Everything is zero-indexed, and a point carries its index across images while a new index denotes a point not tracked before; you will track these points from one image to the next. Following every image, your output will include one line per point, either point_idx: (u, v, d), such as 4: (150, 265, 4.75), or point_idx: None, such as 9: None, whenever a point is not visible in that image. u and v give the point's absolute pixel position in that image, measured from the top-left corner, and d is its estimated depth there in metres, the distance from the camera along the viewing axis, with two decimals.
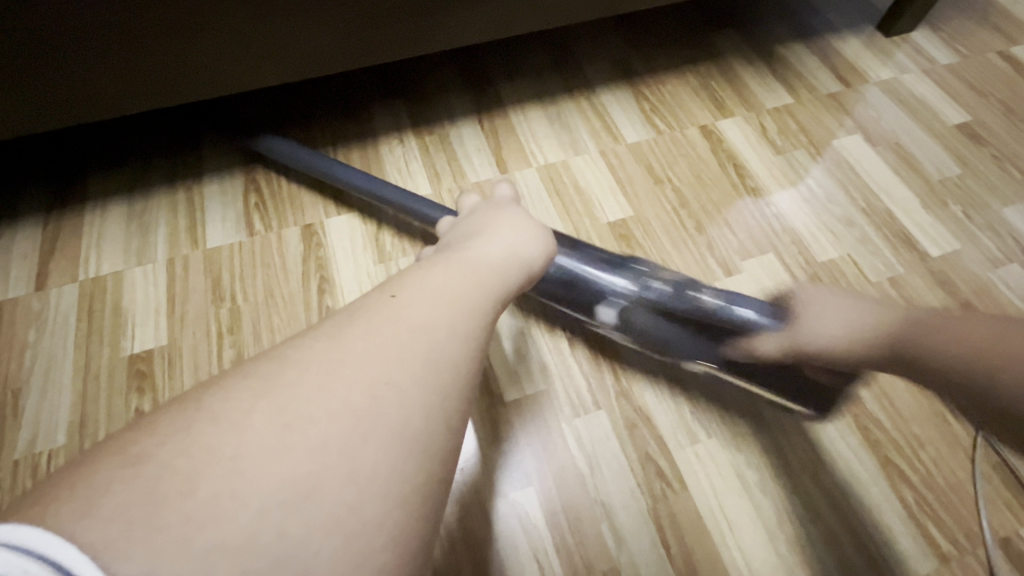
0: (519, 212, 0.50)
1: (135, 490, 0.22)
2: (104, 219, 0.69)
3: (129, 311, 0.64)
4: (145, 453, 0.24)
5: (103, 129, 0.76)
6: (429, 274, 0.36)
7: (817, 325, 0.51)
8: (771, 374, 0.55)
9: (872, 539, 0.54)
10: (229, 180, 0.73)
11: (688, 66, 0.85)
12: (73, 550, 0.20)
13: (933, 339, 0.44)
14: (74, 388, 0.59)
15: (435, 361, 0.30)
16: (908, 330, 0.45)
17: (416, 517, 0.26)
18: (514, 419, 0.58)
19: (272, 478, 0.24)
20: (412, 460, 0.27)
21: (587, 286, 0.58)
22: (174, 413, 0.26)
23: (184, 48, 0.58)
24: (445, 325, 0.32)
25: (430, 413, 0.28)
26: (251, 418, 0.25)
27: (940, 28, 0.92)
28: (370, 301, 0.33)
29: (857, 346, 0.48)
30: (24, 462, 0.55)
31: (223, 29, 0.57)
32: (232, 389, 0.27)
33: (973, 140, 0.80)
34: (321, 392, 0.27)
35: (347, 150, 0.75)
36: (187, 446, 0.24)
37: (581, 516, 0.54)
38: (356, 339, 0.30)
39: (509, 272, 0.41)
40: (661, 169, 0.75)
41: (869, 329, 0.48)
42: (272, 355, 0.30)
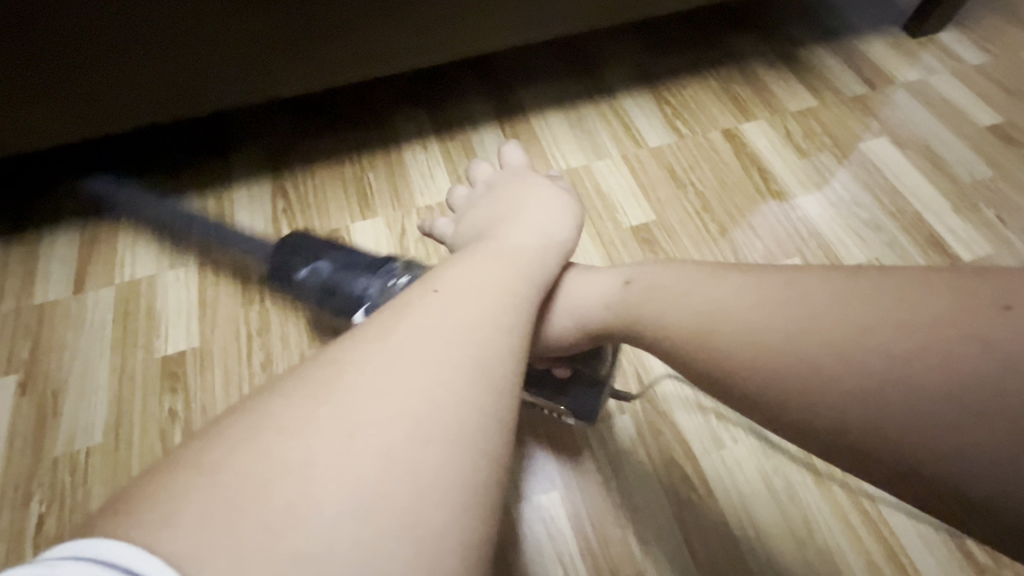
0: (546, 188, 0.50)
1: (211, 501, 0.23)
2: (138, 224, 0.72)
3: (162, 313, 0.65)
4: (212, 462, 0.25)
5: (137, 136, 0.78)
6: (469, 270, 0.36)
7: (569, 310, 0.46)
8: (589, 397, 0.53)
9: (905, 549, 0.53)
10: (257, 186, 0.75)
11: (709, 70, 0.85)
12: (160, 563, 0.21)
13: (699, 309, 0.38)
14: (111, 389, 0.61)
15: (484, 361, 0.30)
16: (681, 295, 0.40)
17: (480, 517, 0.26)
18: (538, 422, 0.59)
19: (341, 484, 0.24)
20: (471, 462, 0.27)
21: None
22: (237, 420, 0.27)
23: (213, 55, 0.60)
24: (491, 323, 0.32)
25: (484, 414, 0.29)
26: (315, 424, 0.26)
27: (968, 28, 0.91)
28: (413, 298, 0.34)
29: (587, 323, 0.45)
30: (64, 460, 0.57)
31: (251, 36, 0.59)
32: (289, 395, 0.28)
33: (1006, 141, 0.78)
34: (379, 396, 0.27)
35: (371, 156, 0.77)
36: (256, 454, 0.25)
37: (606, 522, 0.54)
38: (406, 341, 0.30)
39: (546, 262, 0.41)
40: (684, 173, 0.75)
41: (596, 306, 0.44)
42: (325, 358, 0.30)
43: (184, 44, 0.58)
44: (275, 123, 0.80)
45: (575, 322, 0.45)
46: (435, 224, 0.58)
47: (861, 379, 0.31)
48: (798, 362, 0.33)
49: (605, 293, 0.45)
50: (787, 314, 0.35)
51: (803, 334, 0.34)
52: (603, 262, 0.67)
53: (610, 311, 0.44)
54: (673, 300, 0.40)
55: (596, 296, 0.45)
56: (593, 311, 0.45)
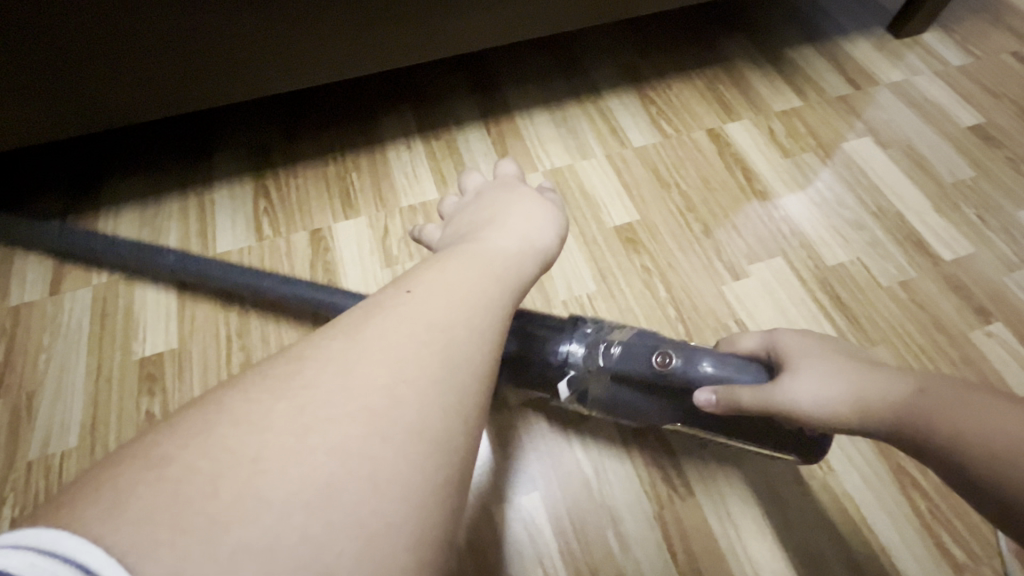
0: (531, 196, 0.50)
1: (158, 492, 0.23)
2: (117, 223, 0.71)
3: (139, 314, 0.65)
4: (166, 455, 0.24)
5: (117, 136, 0.77)
6: (443, 270, 0.36)
7: (814, 388, 0.40)
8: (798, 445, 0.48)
9: (884, 550, 0.53)
10: (239, 187, 0.74)
11: (694, 70, 0.85)
12: (99, 552, 0.20)
13: (997, 432, 0.31)
14: (87, 391, 0.60)
15: (451, 361, 0.30)
16: (963, 411, 0.33)
17: (437, 516, 0.26)
18: (520, 425, 0.58)
19: (294, 479, 0.24)
20: (431, 461, 0.27)
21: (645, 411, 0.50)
22: (190, 415, 0.27)
23: (193, 53, 0.59)
24: (461, 323, 0.32)
25: (448, 412, 0.28)
26: (271, 419, 0.26)
27: (952, 30, 0.91)
28: (386, 297, 0.33)
29: (859, 410, 0.37)
30: (38, 464, 0.56)
31: (231, 35, 0.58)
32: (250, 390, 0.28)
33: (986, 141, 0.79)
34: (339, 393, 0.27)
35: (355, 155, 0.76)
36: (209, 447, 0.25)
37: (586, 523, 0.54)
38: (373, 338, 0.30)
39: (525, 264, 0.41)
40: (669, 173, 0.74)
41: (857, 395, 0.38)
42: (289, 355, 0.30)
43: (162, 44, 0.57)
44: (258, 121, 0.79)
45: (847, 407, 0.38)
46: (424, 229, 0.56)
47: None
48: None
49: (890, 394, 0.36)
50: None
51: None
52: (587, 262, 0.67)
53: (883, 415, 0.36)
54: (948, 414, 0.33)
55: (868, 384, 0.38)
56: (872, 400, 0.37)
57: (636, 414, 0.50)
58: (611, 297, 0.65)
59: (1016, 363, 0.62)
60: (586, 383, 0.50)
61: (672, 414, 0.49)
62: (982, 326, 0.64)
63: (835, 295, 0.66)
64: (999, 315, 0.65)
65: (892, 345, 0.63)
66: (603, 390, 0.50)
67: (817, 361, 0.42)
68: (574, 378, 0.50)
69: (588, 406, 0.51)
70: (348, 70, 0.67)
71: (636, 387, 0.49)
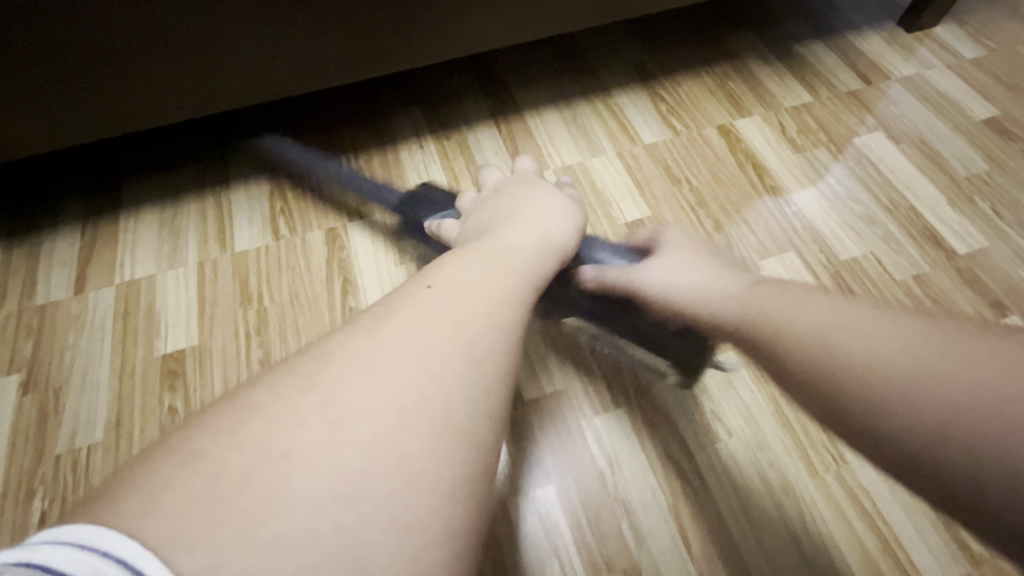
0: (548, 193, 0.51)
1: (192, 485, 0.24)
2: (138, 225, 0.72)
3: (161, 312, 0.66)
4: (199, 450, 0.25)
5: (136, 139, 0.79)
6: (462, 266, 0.37)
7: (666, 280, 0.50)
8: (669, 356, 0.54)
9: (900, 543, 0.53)
10: (255, 187, 0.75)
11: (703, 67, 0.85)
12: (135, 545, 0.21)
13: (778, 310, 0.40)
14: (111, 388, 0.61)
15: (474, 357, 0.31)
16: (833, 329, 0.36)
17: (464, 511, 0.27)
18: (534, 419, 0.59)
19: (325, 473, 0.25)
20: (457, 457, 0.27)
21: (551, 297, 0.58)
22: (221, 411, 0.28)
23: (206, 61, 0.60)
24: (483, 320, 0.33)
25: (473, 408, 0.29)
26: (300, 416, 0.27)
27: (965, 23, 0.90)
28: (408, 293, 0.34)
29: (687, 300, 0.47)
30: (66, 458, 0.58)
31: (241, 43, 0.60)
32: (277, 386, 0.29)
33: (1001, 134, 0.78)
34: (365, 388, 0.28)
35: (368, 156, 0.77)
36: (240, 442, 0.25)
37: (601, 516, 0.54)
38: (396, 334, 0.31)
39: (543, 261, 0.41)
40: (679, 170, 0.75)
41: (686, 288, 0.48)
42: (316, 352, 0.31)
43: (174, 53, 0.58)
44: (272, 123, 0.80)
45: (675, 295, 0.48)
46: (443, 224, 0.57)
47: (1017, 449, 0.26)
48: (950, 409, 0.29)
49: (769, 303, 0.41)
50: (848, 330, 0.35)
51: (978, 389, 0.29)
52: None
53: (745, 315, 0.42)
54: (820, 333, 0.36)
55: (695, 280, 0.48)
56: (694, 293, 0.47)
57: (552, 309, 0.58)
58: None
59: None
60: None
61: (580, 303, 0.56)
62: (998, 320, 0.64)
63: (848, 290, 0.66)
64: (1015, 309, 0.65)
65: None
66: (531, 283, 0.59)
67: (679, 260, 0.51)
68: None
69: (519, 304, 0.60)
70: (357, 74, 0.68)
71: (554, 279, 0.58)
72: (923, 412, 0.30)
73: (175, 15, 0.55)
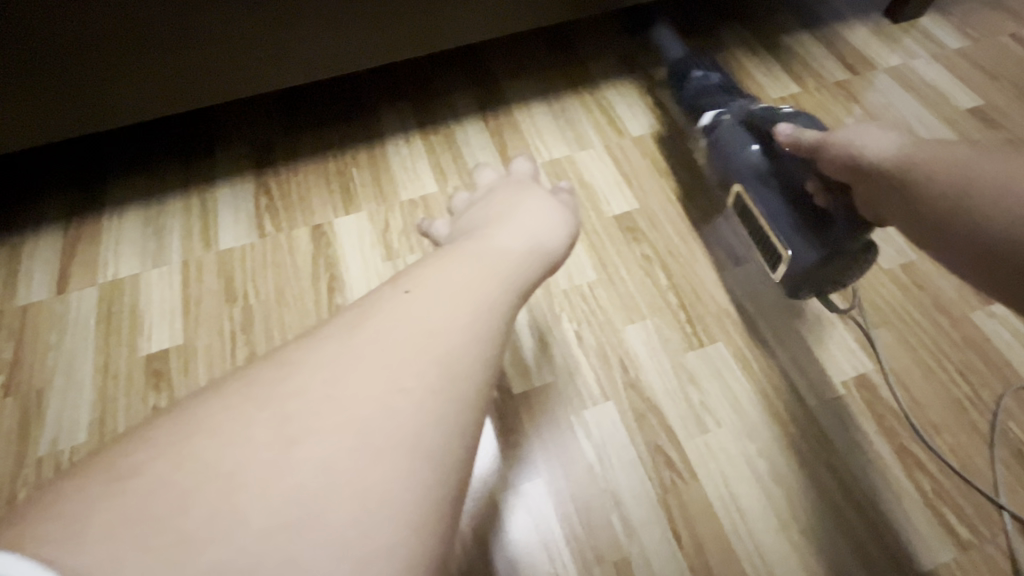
0: (542, 196, 0.50)
1: (126, 506, 0.24)
2: (120, 224, 0.71)
3: (145, 311, 0.65)
4: (136, 466, 0.25)
5: (117, 137, 0.78)
6: (442, 268, 0.36)
7: (857, 141, 0.51)
8: (801, 229, 0.57)
9: (888, 529, 0.53)
10: (240, 184, 0.74)
11: (692, 59, 0.85)
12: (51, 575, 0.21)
13: (916, 154, 0.47)
14: (95, 388, 0.61)
15: (449, 371, 0.30)
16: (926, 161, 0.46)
17: (428, 535, 0.26)
18: (523, 413, 0.59)
19: (276, 497, 0.24)
20: (423, 478, 0.27)
21: (731, 147, 0.65)
22: (166, 422, 0.27)
23: (173, 52, 0.59)
24: (461, 329, 0.32)
25: (443, 425, 0.29)
26: (250, 431, 0.26)
27: (951, 13, 0.90)
28: (383, 298, 0.34)
29: (861, 155, 0.50)
30: (48, 460, 0.57)
31: (210, 33, 0.58)
32: (231, 398, 0.28)
33: (986, 123, 0.78)
34: (328, 404, 0.28)
35: (355, 151, 0.77)
36: (181, 458, 0.25)
37: (591, 508, 0.54)
38: (367, 344, 0.30)
39: (531, 265, 0.41)
40: (668, 162, 0.75)
41: (875, 146, 0.50)
42: (274, 360, 0.30)
43: (136, 43, 0.56)
44: (257, 119, 0.80)
45: (853, 149, 0.51)
46: (433, 224, 0.57)
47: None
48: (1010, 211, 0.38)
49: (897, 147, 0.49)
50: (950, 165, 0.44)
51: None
52: (587, 250, 0.67)
53: (894, 161, 0.48)
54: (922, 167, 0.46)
55: (881, 142, 0.50)
56: (874, 149, 0.50)
57: (727, 157, 0.65)
58: (612, 285, 0.65)
59: (1018, 343, 0.62)
60: (724, 118, 0.67)
61: (755, 166, 0.62)
62: (984, 307, 0.64)
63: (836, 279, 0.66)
64: None
65: (893, 328, 0.63)
66: (732, 127, 0.65)
67: (875, 130, 0.52)
68: (720, 113, 0.68)
69: (708, 140, 0.68)
70: (335, 69, 0.67)
71: (754, 136, 0.63)
72: (989, 209, 0.40)
73: (154, 11, 0.54)
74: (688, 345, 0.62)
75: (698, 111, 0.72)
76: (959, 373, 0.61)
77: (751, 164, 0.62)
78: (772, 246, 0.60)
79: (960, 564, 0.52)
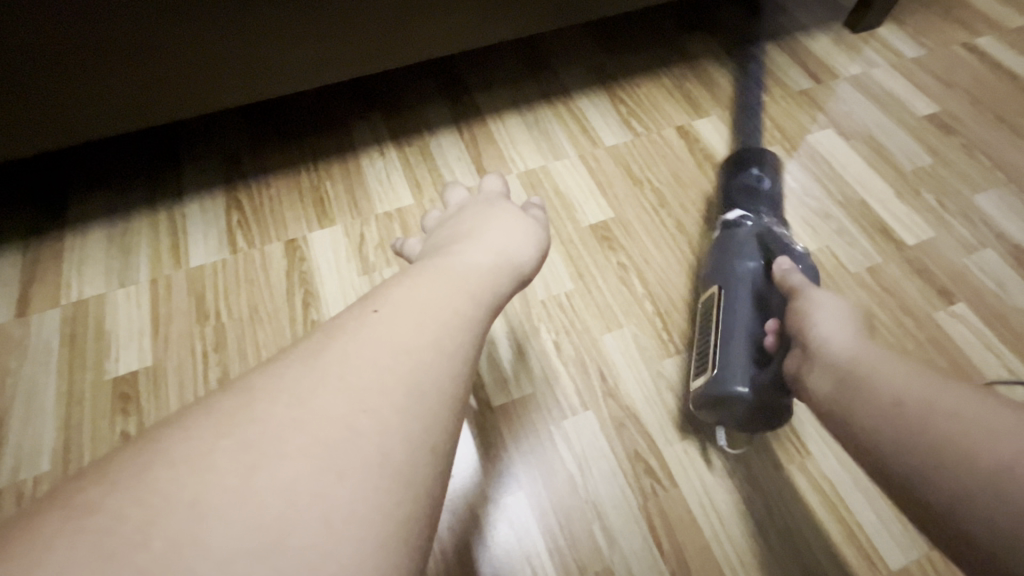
0: (513, 212, 0.50)
1: (80, 543, 0.22)
2: (84, 243, 0.69)
3: (111, 333, 0.63)
4: (93, 502, 0.24)
5: (80, 153, 0.76)
6: (410, 285, 0.36)
7: (825, 320, 0.46)
8: (734, 359, 0.53)
9: (861, 528, 0.54)
10: (210, 201, 0.73)
11: (662, 69, 0.86)
12: None
13: (869, 363, 0.41)
14: (58, 414, 0.58)
15: (417, 390, 0.30)
16: (923, 402, 0.36)
17: (398, 554, 0.26)
18: (503, 426, 0.58)
19: (238, 522, 0.24)
20: (392, 496, 0.27)
21: (729, 253, 0.60)
22: (126, 455, 0.26)
23: (120, 63, 0.56)
24: (428, 346, 0.32)
25: (412, 443, 0.29)
26: (214, 460, 0.26)
27: (906, 23, 0.94)
28: (352, 319, 0.33)
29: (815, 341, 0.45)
30: (9, 491, 0.55)
31: (157, 43, 0.56)
32: (194, 426, 0.27)
33: (942, 129, 0.82)
34: (293, 426, 0.27)
35: (328, 164, 0.76)
36: (140, 492, 0.24)
37: (572, 518, 0.54)
38: (332, 365, 0.30)
39: (500, 281, 0.41)
40: (641, 171, 0.76)
41: (830, 335, 0.45)
42: (240, 386, 0.30)
43: (77, 53, 0.54)
44: (226, 132, 0.78)
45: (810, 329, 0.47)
46: (406, 244, 0.56)
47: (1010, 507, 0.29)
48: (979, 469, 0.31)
49: (879, 366, 0.40)
50: (907, 385, 0.37)
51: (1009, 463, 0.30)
52: (563, 261, 0.68)
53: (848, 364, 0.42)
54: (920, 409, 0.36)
55: (838, 329, 0.45)
56: (828, 336, 0.45)
57: (725, 259, 0.60)
58: (589, 294, 0.66)
59: (978, 341, 0.64)
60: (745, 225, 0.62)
61: (740, 284, 0.57)
62: (945, 307, 0.66)
63: None
64: (962, 296, 0.67)
65: None
66: (744, 237, 0.61)
67: (841, 317, 0.47)
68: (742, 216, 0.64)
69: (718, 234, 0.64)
70: (294, 81, 0.66)
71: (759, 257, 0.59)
72: (951, 466, 0.32)
73: (116, 26, 0.53)
74: (664, 352, 0.62)
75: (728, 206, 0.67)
76: None
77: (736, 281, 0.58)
78: (710, 355, 0.55)
79: (931, 560, 0.53)
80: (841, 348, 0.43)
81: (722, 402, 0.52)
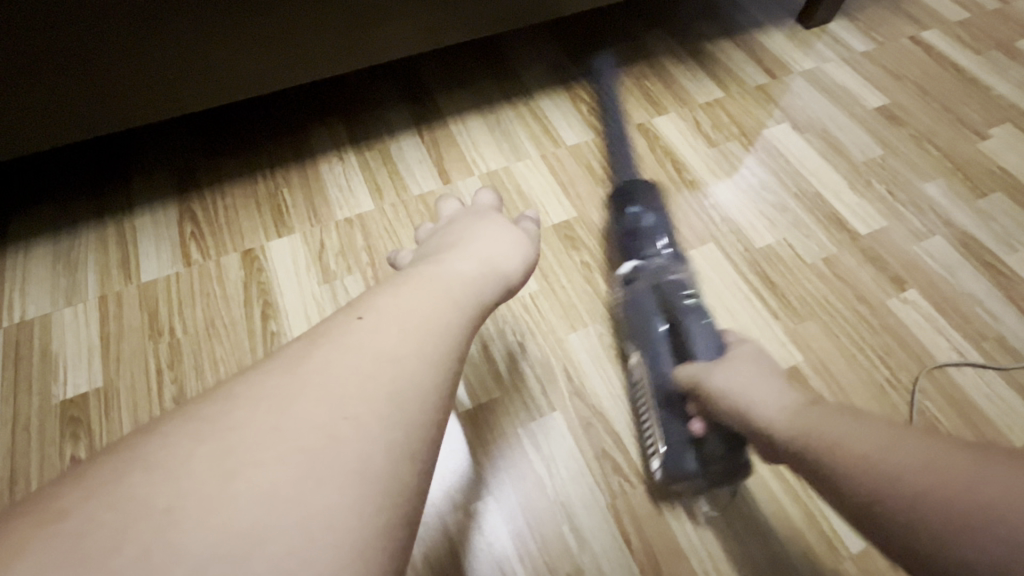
0: (498, 223, 0.49)
1: (54, 548, 0.22)
2: (25, 262, 0.66)
3: (58, 353, 0.60)
4: (69, 507, 0.24)
5: (22, 166, 0.72)
6: (396, 291, 0.36)
7: (748, 396, 0.46)
8: (675, 443, 0.52)
9: (825, 514, 0.55)
10: (161, 212, 0.70)
11: (622, 67, 0.87)
12: None
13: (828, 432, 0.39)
14: (3, 442, 0.56)
15: (399, 397, 0.29)
16: (888, 457, 0.34)
17: (376, 562, 0.25)
18: (470, 431, 0.58)
19: (212, 531, 0.23)
20: (370, 504, 0.26)
21: (638, 320, 0.58)
22: (104, 461, 0.26)
23: (59, 72, 0.54)
24: (413, 354, 0.31)
25: (392, 450, 0.28)
26: (191, 466, 0.25)
27: (856, 18, 0.97)
28: (336, 325, 0.33)
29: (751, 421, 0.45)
30: None
31: (103, 55, 0.54)
32: (174, 432, 0.27)
33: (892, 120, 0.84)
34: (272, 433, 0.26)
35: (285, 172, 0.74)
36: (114, 497, 0.24)
37: (542, 521, 0.54)
38: (313, 372, 0.29)
39: (484, 289, 0.40)
40: (602, 169, 0.76)
41: (764, 407, 0.45)
42: (218, 393, 0.29)
43: (11, 64, 0.52)
44: (179, 142, 0.76)
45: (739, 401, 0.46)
46: (400, 254, 0.55)
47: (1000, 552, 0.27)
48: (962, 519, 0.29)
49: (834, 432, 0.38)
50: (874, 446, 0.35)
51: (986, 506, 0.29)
52: None
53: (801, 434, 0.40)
54: (894, 470, 0.33)
55: (765, 399, 0.45)
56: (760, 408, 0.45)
57: (637, 326, 0.58)
58: (554, 294, 0.66)
59: (929, 325, 0.67)
60: (642, 279, 0.60)
61: (654, 357, 0.56)
62: (898, 293, 0.69)
63: (765, 275, 0.69)
64: (913, 283, 0.69)
65: (819, 320, 0.67)
66: (645, 298, 0.59)
67: (765, 385, 0.47)
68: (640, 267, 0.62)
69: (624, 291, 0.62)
70: (249, 89, 0.64)
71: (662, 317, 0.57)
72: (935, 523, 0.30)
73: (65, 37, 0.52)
74: None
75: (623, 249, 0.65)
76: (879, 357, 0.64)
77: (652, 355, 0.56)
78: (651, 436, 0.55)
79: None
80: (785, 419, 0.42)
81: (678, 481, 0.52)
